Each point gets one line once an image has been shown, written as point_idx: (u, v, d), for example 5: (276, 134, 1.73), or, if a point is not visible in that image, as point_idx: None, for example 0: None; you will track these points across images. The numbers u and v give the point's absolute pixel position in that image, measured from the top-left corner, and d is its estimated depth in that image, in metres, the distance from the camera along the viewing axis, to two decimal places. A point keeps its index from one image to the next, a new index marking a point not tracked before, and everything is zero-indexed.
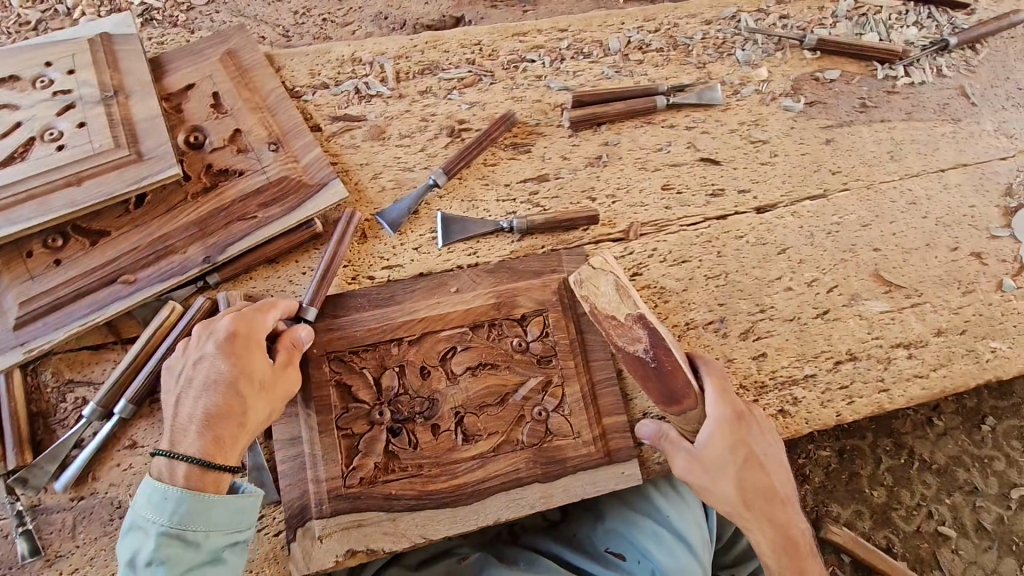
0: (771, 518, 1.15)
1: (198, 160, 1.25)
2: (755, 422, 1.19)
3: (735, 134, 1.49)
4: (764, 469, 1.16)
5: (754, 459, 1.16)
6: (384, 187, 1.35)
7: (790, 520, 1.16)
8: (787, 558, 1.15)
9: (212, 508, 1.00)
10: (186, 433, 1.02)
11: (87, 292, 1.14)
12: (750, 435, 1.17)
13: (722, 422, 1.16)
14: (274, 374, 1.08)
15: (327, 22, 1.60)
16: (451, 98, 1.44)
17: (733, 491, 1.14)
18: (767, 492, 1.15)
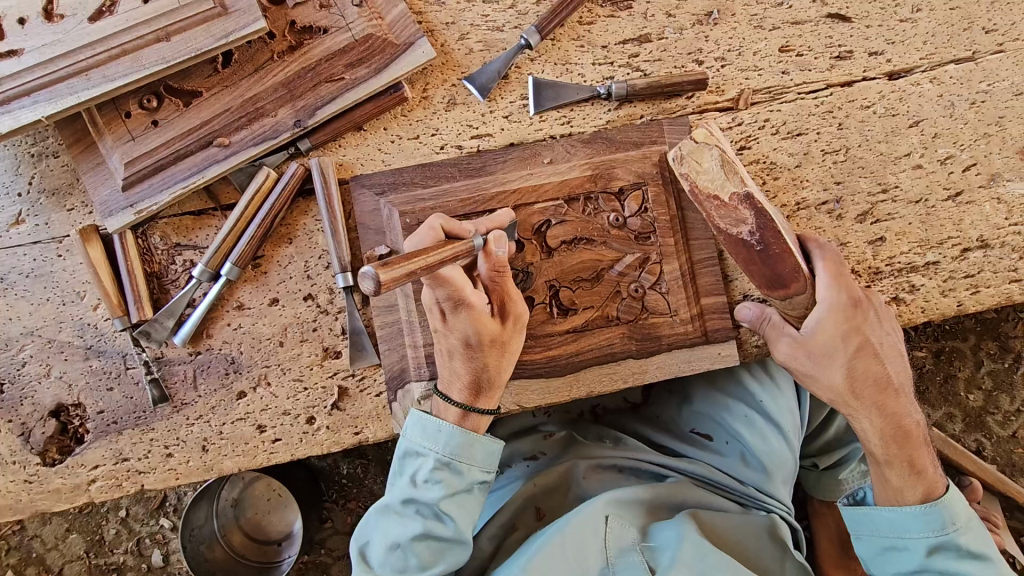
0: (883, 406, 1.09)
1: (281, 16, 1.18)
2: (870, 307, 1.10)
3: None
4: (879, 357, 1.08)
5: (869, 348, 1.08)
6: (472, 49, 1.25)
7: (904, 409, 1.10)
8: (898, 449, 1.09)
9: (473, 446, 1.04)
10: (468, 390, 1.05)
11: (187, 154, 1.15)
12: (865, 322, 1.09)
13: (834, 307, 1.07)
14: (520, 310, 1.05)
15: None
16: None
17: (844, 380, 1.08)
18: (880, 379, 1.08)
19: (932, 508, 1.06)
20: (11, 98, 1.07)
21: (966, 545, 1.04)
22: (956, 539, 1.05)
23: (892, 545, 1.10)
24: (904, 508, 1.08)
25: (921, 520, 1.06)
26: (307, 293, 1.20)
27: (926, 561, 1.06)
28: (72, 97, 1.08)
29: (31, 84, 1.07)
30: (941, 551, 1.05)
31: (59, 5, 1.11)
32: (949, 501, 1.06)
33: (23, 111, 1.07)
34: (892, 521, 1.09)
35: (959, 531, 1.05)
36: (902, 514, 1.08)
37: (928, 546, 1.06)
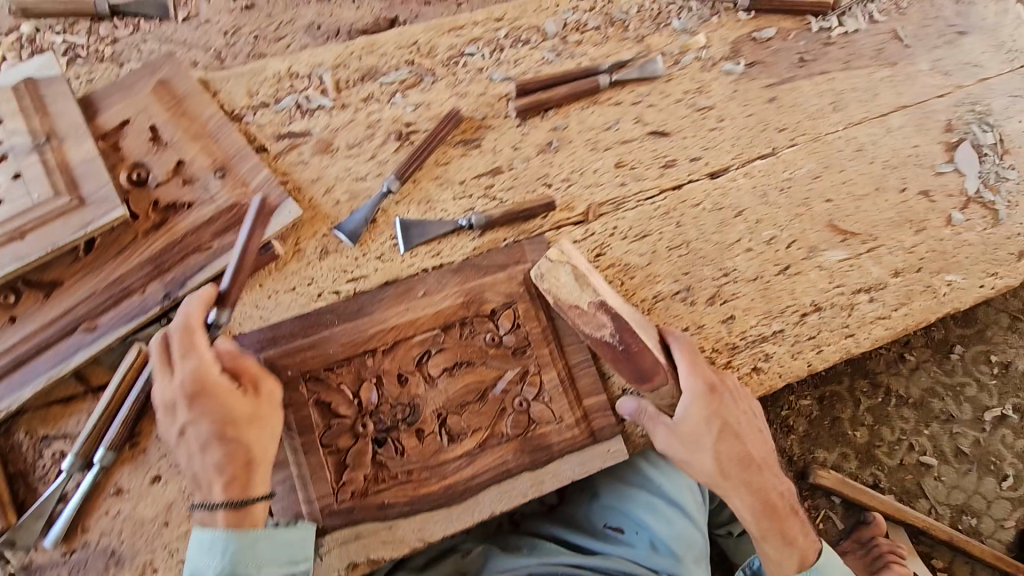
0: (751, 483, 1.23)
1: (144, 197, 1.23)
2: (729, 389, 1.25)
3: (680, 104, 1.50)
4: (740, 436, 1.23)
5: (730, 429, 1.22)
6: (338, 200, 1.35)
7: (768, 481, 1.24)
8: (768, 520, 1.23)
9: (253, 546, 1.08)
10: (227, 482, 1.08)
11: (49, 344, 1.13)
12: (725, 405, 1.23)
13: (695, 395, 1.21)
14: (269, 387, 1.13)
15: (259, 39, 1.50)
16: (395, 102, 1.42)
17: (712, 462, 1.21)
18: (746, 458, 1.23)
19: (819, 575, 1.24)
20: None
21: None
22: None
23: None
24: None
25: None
26: None
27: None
28: None
29: None
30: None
31: None
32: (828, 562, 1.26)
33: None
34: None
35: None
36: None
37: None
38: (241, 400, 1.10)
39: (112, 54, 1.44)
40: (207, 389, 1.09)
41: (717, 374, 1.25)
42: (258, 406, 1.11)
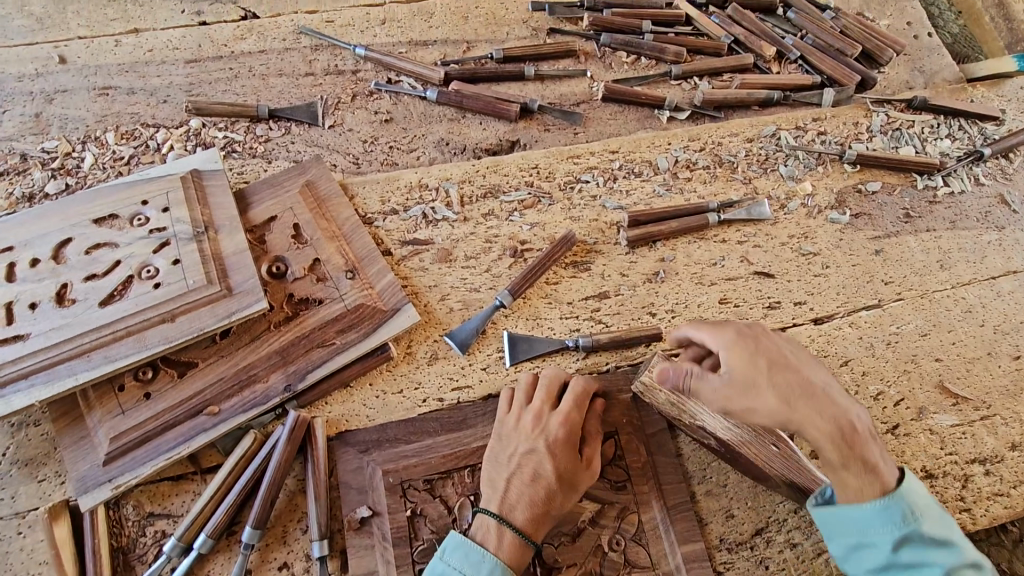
0: (818, 418, 1.05)
1: (280, 289, 1.31)
2: (761, 336, 1.11)
3: (786, 247, 1.53)
4: (790, 365, 1.07)
5: (773, 364, 1.06)
6: (452, 308, 1.40)
7: (845, 419, 1.07)
8: (846, 449, 1.05)
9: None
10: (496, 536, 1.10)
11: (175, 423, 1.18)
12: (764, 344, 1.09)
13: (731, 338, 1.09)
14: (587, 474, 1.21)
15: (394, 149, 1.63)
16: (513, 219, 1.51)
17: (763, 403, 1.05)
18: (807, 392, 1.06)
19: (903, 503, 1.05)
20: (7, 380, 1.11)
21: (941, 538, 1.04)
22: (931, 530, 1.04)
23: (862, 544, 1.06)
24: (864, 494, 1.06)
25: (900, 527, 1.04)
26: (282, 560, 1.17)
27: (907, 559, 1.04)
28: (70, 378, 1.12)
29: (31, 368, 1.12)
30: (921, 553, 1.03)
31: (73, 289, 1.22)
32: (911, 486, 1.07)
33: (16, 395, 1.10)
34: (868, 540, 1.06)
35: (935, 528, 1.05)
36: (869, 503, 1.05)
37: (904, 543, 1.04)
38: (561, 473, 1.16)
39: (264, 151, 1.59)
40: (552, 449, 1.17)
41: (743, 324, 1.10)
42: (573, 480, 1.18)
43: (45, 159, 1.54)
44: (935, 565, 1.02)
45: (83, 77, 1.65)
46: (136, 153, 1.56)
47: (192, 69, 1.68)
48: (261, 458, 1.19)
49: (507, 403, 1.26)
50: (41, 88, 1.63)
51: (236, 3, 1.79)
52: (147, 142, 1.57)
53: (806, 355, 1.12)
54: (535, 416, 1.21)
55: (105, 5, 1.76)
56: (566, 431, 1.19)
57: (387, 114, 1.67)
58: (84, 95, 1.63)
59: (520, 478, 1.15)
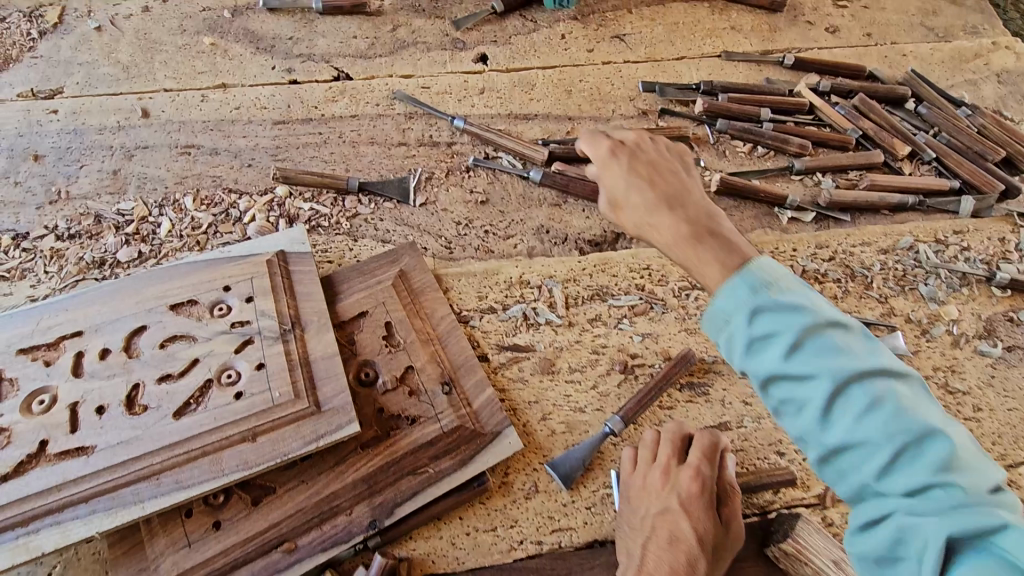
0: (684, 224, 0.91)
1: (369, 401, 1.17)
2: (649, 145, 1.03)
3: (930, 382, 1.35)
4: (657, 187, 0.96)
5: (655, 176, 0.98)
6: (554, 430, 1.24)
7: (730, 249, 0.86)
8: (689, 241, 0.89)
9: None
10: None
11: (244, 562, 1.02)
12: (643, 161, 1.00)
13: (595, 145, 1.04)
14: (733, 538, 1.09)
15: (489, 234, 1.48)
16: (622, 328, 1.35)
17: (635, 188, 0.96)
18: (689, 233, 0.90)
19: (764, 297, 0.76)
20: (67, 504, 0.97)
21: (800, 304, 0.75)
22: (789, 297, 0.75)
23: (753, 351, 0.76)
24: (730, 325, 0.77)
25: (755, 297, 0.76)
26: None
27: (793, 365, 0.74)
28: (135, 506, 0.98)
29: (93, 490, 0.98)
30: (816, 416, 0.74)
31: (145, 392, 1.08)
32: (802, 294, 0.76)
33: (74, 523, 0.96)
34: (788, 406, 0.77)
35: (795, 294, 0.76)
36: (736, 293, 0.78)
37: (778, 329, 0.74)
38: (701, 535, 1.04)
39: (350, 228, 1.46)
40: (686, 510, 1.07)
41: (618, 152, 1.02)
42: (716, 544, 1.06)
43: (118, 222, 1.43)
44: (818, 368, 0.72)
45: (165, 133, 1.55)
46: (215, 222, 1.44)
47: (280, 131, 1.57)
48: None
49: (631, 463, 1.17)
50: (121, 143, 1.52)
51: (329, 61, 1.69)
52: (228, 211, 1.46)
53: (695, 179, 1.01)
54: (664, 470, 1.12)
55: (193, 56, 1.67)
56: (701, 488, 1.09)
57: (484, 194, 1.54)
58: (165, 153, 1.52)
59: (657, 542, 1.03)
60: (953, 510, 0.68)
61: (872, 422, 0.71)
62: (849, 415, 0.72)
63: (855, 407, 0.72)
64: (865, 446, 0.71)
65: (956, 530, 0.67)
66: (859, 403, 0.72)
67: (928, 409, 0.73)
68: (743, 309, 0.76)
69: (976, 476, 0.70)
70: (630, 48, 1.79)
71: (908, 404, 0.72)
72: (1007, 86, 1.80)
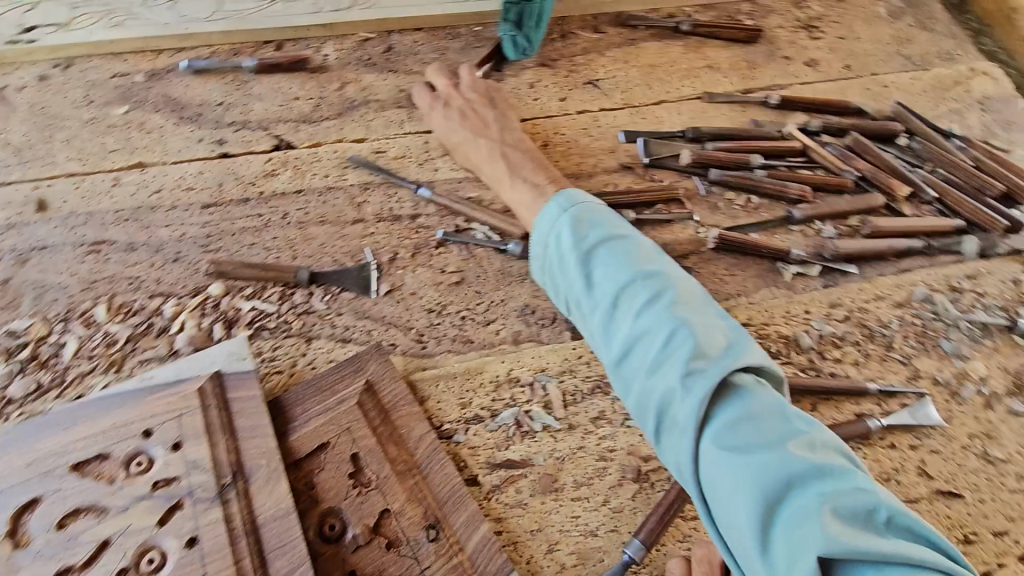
0: (507, 178, 1.39)
1: (337, 564, 0.94)
2: (461, 92, 1.52)
3: (970, 453, 1.21)
4: (476, 141, 1.44)
5: (472, 110, 1.48)
6: (564, 564, 1.03)
7: (515, 168, 1.40)
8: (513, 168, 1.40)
9: None
10: None
11: None
12: (467, 110, 1.48)
13: (422, 100, 1.52)
14: None
15: (467, 319, 1.28)
16: (630, 425, 1.17)
17: (461, 137, 1.45)
18: (493, 149, 1.43)
19: (581, 243, 1.09)
20: None
21: (603, 236, 1.09)
22: (600, 238, 1.09)
23: (565, 272, 1.09)
24: (554, 251, 1.12)
25: (573, 240, 1.09)
26: None
27: (595, 283, 1.05)
28: None
29: None
30: (609, 315, 1.01)
31: None
32: (607, 226, 1.11)
33: None
34: (595, 313, 1.04)
35: (602, 230, 1.10)
36: (558, 245, 1.11)
37: (585, 261, 1.07)
38: None
39: (303, 328, 1.24)
40: None
41: (459, 85, 1.53)
42: None
43: (9, 346, 1.16)
44: (603, 285, 1.04)
45: (68, 228, 1.29)
46: (134, 335, 1.19)
47: (212, 216, 1.34)
48: None
49: None
50: (13, 244, 1.26)
51: (267, 128, 1.48)
52: (150, 319, 1.21)
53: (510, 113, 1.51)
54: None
55: (103, 132, 1.42)
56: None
57: (457, 272, 1.34)
58: (69, 253, 1.26)
59: None
60: (744, 418, 0.86)
61: (676, 351, 0.92)
62: (634, 317, 0.99)
63: (637, 318, 0.98)
64: (660, 360, 0.93)
65: (722, 428, 0.86)
66: (635, 313, 0.99)
67: (707, 316, 0.98)
68: (584, 253, 1.08)
69: (759, 391, 0.90)
70: (604, 94, 1.64)
71: (686, 309, 0.98)
72: (992, 113, 1.74)
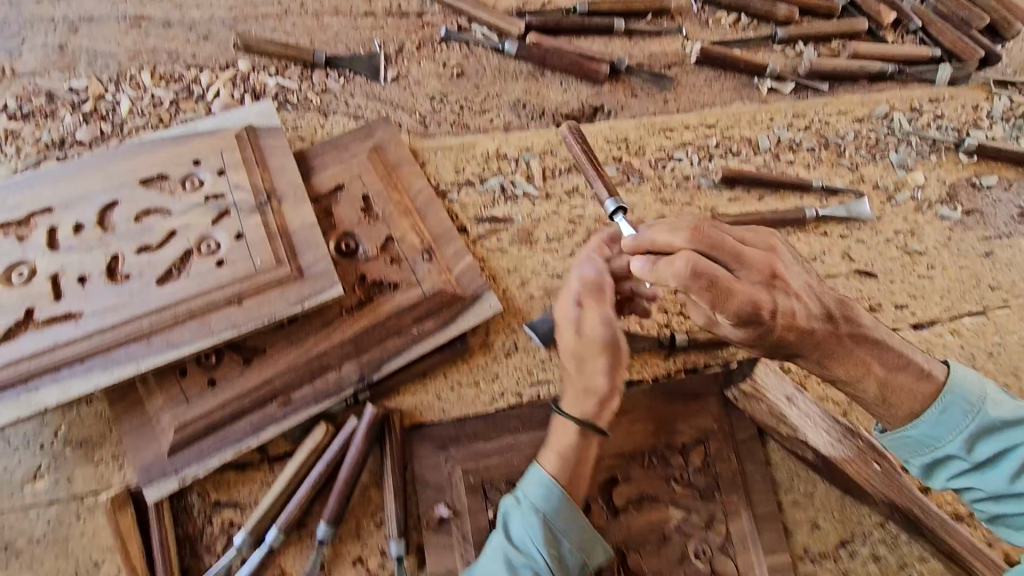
0: (874, 379, 0.96)
1: (351, 270, 1.19)
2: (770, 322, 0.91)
3: (891, 245, 1.41)
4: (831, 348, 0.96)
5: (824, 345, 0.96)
6: (532, 295, 1.29)
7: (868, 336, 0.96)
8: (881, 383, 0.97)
9: None
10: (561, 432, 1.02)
11: (242, 412, 1.10)
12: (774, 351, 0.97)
13: (750, 270, 0.90)
14: None
15: (465, 108, 1.45)
16: (600, 199, 1.37)
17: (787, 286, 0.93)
18: (832, 336, 0.94)
19: (960, 393, 0.95)
20: (62, 364, 1.01)
21: (1004, 414, 0.94)
22: (998, 412, 0.94)
23: (936, 458, 0.98)
24: (916, 428, 0.97)
25: (971, 417, 0.94)
26: (358, 555, 1.14)
27: (984, 457, 0.95)
28: (129, 365, 1.02)
29: (87, 350, 1.02)
30: (986, 445, 0.95)
31: (125, 263, 1.09)
32: (981, 382, 0.97)
33: (74, 380, 1.01)
34: (977, 475, 0.96)
35: (997, 406, 0.95)
36: (948, 412, 0.95)
37: (976, 434, 0.95)
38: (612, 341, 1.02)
39: (321, 104, 1.41)
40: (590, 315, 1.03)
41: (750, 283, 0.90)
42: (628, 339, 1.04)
43: (73, 100, 1.36)
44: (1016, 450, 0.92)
45: (110, 4, 1.43)
46: (177, 99, 1.37)
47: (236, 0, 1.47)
48: (323, 463, 1.13)
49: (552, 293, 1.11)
50: (63, 15, 1.42)
51: None
52: (189, 87, 1.39)
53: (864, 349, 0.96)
54: (577, 356, 1.02)
55: None
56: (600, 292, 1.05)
57: (458, 67, 1.48)
58: (113, 27, 1.42)
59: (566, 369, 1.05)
60: None
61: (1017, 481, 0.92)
62: (1011, 478, 0.92)
63: (1021, 487, 0.92)
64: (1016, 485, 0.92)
65: None
66: (1009, 457, 0.93)
67: None
68: (959, 418, 0.95)
69: None
70: None
71: None
72: None
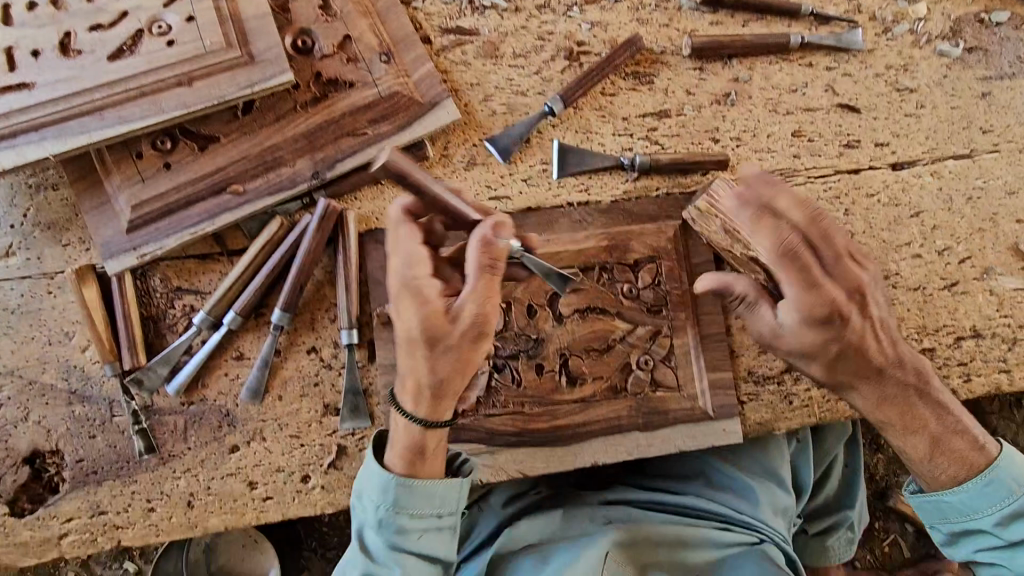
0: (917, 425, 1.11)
1: (306, 67, 1.17)
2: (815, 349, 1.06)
3: (881, 80, 1.34)
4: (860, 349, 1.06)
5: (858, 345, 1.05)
6: (495, 111, 1.26)
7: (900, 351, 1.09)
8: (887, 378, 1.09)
9: (419, 500, 1.01)
10: (414, 392, 1.00)
11: (198, 198, 1.12)
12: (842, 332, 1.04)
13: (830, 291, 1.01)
14: (487, 318, 0.94)
15: None
16: (572, 15, 1.30)
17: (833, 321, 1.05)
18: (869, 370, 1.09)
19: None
20: (18, 132, 1.03)
21: None
22: None
23: (962, 520, 1.11)
24: (955, 495, 1.10)
25: (1011, 497, 1.07)
26: (312, 345, 1.19)
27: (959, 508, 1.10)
28: (82, 136, 1.04)
29: (41, 120, 1.03)
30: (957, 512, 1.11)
31: (77, 39, 1.08)
32: None
33: (29, 148, 1.03)
34: (962, 492, 1.09)
35: None
36: (989, 489, 1.08)
37: (1005, 520, 1.08)
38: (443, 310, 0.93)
39: None
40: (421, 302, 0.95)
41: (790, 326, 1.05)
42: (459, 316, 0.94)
43: None
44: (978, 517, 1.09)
45: None
46: None
47: None
48: (279, 254, 1.15)
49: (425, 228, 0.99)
50: None
51: None
52: None
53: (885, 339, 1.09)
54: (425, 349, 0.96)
55: None
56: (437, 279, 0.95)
57: None
58: None
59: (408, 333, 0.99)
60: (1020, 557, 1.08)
61: None
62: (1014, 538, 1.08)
63: (1009, 498, 1.08)
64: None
65: None
66: (992, 493, 1.08)
67: None
68: (997, 499, 1.08)
69: None
70: None
71: None
72: None
